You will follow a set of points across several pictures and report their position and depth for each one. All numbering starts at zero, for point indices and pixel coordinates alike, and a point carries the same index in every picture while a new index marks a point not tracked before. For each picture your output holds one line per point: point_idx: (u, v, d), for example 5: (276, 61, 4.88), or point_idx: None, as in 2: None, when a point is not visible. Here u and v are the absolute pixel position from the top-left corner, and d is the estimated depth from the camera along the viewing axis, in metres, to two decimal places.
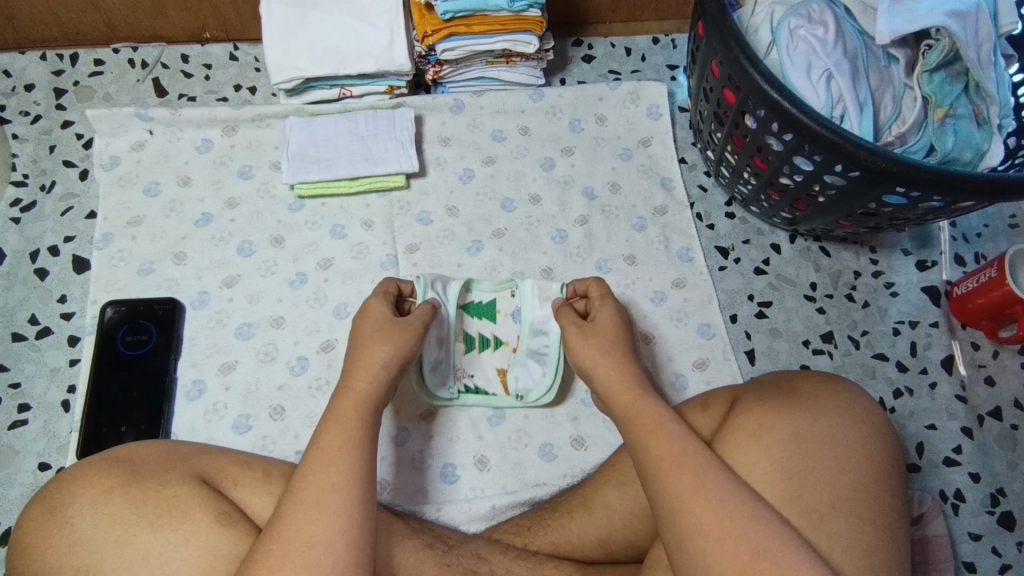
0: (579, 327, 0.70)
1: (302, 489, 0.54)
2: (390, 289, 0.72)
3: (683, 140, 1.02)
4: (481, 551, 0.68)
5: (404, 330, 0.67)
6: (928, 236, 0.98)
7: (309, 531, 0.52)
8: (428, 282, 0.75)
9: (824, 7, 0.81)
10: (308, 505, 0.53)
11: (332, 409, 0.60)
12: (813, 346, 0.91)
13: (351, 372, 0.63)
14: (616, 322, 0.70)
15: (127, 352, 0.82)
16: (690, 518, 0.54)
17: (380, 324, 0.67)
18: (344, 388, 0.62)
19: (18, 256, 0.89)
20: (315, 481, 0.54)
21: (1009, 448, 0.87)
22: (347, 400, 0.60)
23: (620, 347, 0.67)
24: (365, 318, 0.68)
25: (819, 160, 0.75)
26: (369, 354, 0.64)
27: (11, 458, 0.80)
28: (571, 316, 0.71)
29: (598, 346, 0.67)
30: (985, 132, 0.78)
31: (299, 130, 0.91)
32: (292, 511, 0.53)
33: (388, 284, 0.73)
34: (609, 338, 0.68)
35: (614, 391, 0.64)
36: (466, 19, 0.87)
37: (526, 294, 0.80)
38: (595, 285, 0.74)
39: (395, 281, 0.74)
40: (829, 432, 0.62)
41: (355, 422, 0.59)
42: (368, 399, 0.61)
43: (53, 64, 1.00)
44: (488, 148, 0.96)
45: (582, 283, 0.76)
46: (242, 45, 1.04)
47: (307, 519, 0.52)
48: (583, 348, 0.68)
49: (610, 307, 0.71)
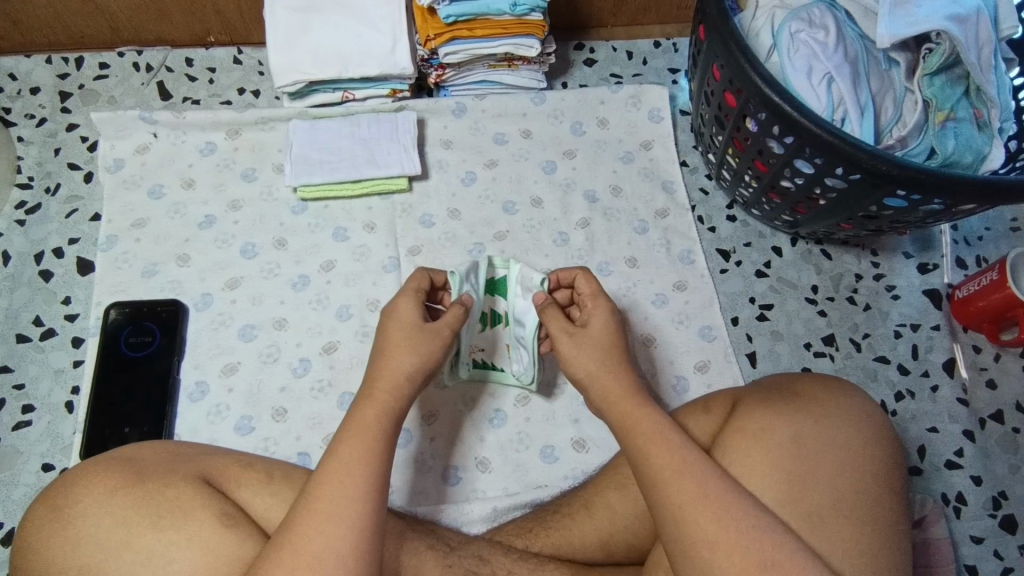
0: (569, 334, 0.68)
1: (317, 498, 0.54)
2: (422, 287, 0.69)
3: (685, 143, 1.03)
4: (483, 552, 0.68)
5: (432, 340, 0.65)
6: (929, 239, 0.98)
7: (320, 542, 0.52)
8: (462, 276, 0.71)
9: (824, 11, 0.82)
10: (321, 516, 0.53)
11: (353, 417, 0.59)
12: (814, 349, 0.91)
13: (375, 380, 0.62)
14: (610, 327, 0.68)
15: (131, 353, 0.83)
16: (692, 528, 0.55)
17: (409, 330, 0.65)
18: (367, 397, 0.61)
19: (23, 258, 0.90)
20: (330, 490, 0.54)
21: (1011, 451, 0.87)
22: (368, 408, 0.60)
23: (615, 353, 0.66)
24: (393, 321, 0.66)
25: (819, 164, 0.76)
26: (392, 363, 0.63)
27: (14, 459, 0.80)
28: (560, 322, 0.69)
29: (592, 354, 0.66)
30: (985, 135, 0.78)
31: (302, 133, 0.92)
32: (305, 521, 0.53)
33: (420, 281, 0.70)
34: (604, 344, 0.67)
35: (611, 398, 0.64)
36: (468, 23, 0.88)
37: (512, 279, 0.76)
38: (585, 283, 0.72)
39: (428, 273, 0.71)
40: (828, 434, 0.62)
41: (377, 432, 0.58)
42: (389, 405, 0.60)
43: (58, 68, 1.01)
44: (490, 152, 0.97)
45: (567, 274, 0.73)
46: (246, 49, 1.04)
47: (319, 530, 0.52)
48: (579, 357, 0.66)
49: (603, 309, 0.69)
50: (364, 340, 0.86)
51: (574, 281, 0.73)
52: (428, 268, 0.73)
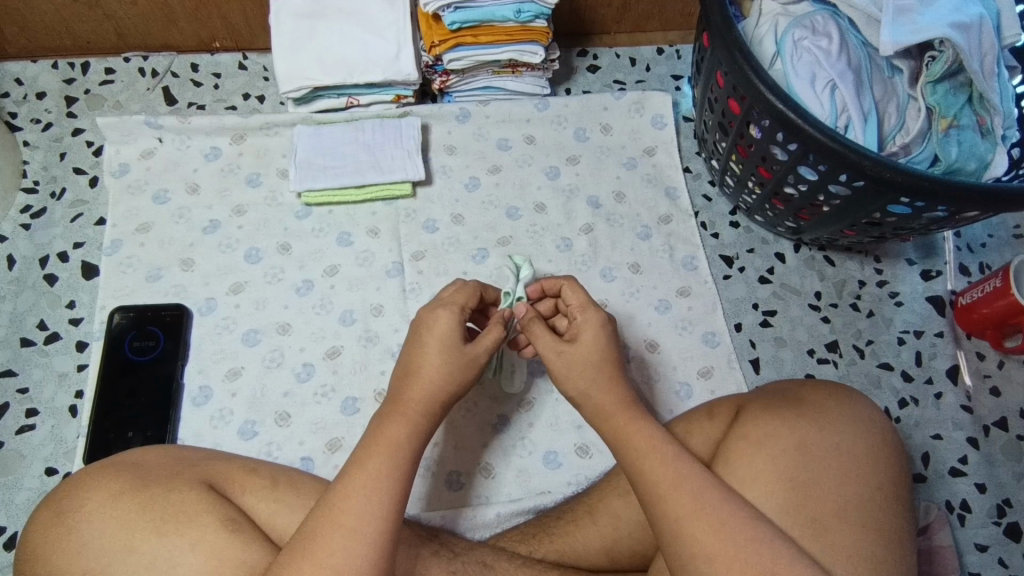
0: (557, 353, 0.65)
1: (341, 511, 0.54)
2: (469, 303, 0.68)
3: (688, 149, 1.03)
4: (486, 559, 0.67)
5: (465, 364, 0.64)
6: (933, 246, 0.98)
7: (339, 557, 0.52)
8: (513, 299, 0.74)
9: (827, 19, 0.82)
10: (341, 529, 0.53)
11: (377, 430, 0.59)
12: (818, 355, 0.91)
13: (400, 395, 0.62)
14: (601, 342, 0.65)
15: (136, 357, 0.83)
16: (693, 541, 0.54)
17: (446, 349, 0.64)
18: (392, 410, 0.61)
19: (28, 262, 0.90)
20: (353, 504, 0.54)
21: (1016, 459, 0.87)
22: (396, 423, 0.60)
23: (611, 368, 0.65)
24: (429, 333, 0.65)
25: (822, 170, 0.76)
26: (420, 385, 0.62)
27: (17, 463, 0.80)
28: (549, 340, 0.66)
29: (583, 374, 0.64)
30: (988, 142, 0.79)
31: (307, 137, 0.92)
32: (326, 533, 0.53)
33: (467, 297, 0.68)
34: (596, 359, 0.65)
35: (606, 413, 0.63)
36: (473, 30, 0.88)
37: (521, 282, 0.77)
38: (572, 294, 0.69)
39: (479, 290, 0.70)
40: (834, 440, 0.62)
41: (402, 448, 0.58)
42: (414, 420, 0.60)
43: (65, 72, 1.02)
44: (494, 157, 0.97)
45: (553, 283, 0.71)
46: (252, 55, 1.05)
47: (339, 545, 0.52)
48: (571, 376, 0.65)
49: (593, 321, 0.66)
50: (367, 345, 0.86)
51: (560, 290, 0.70)
52: (480, 282, 0.72)
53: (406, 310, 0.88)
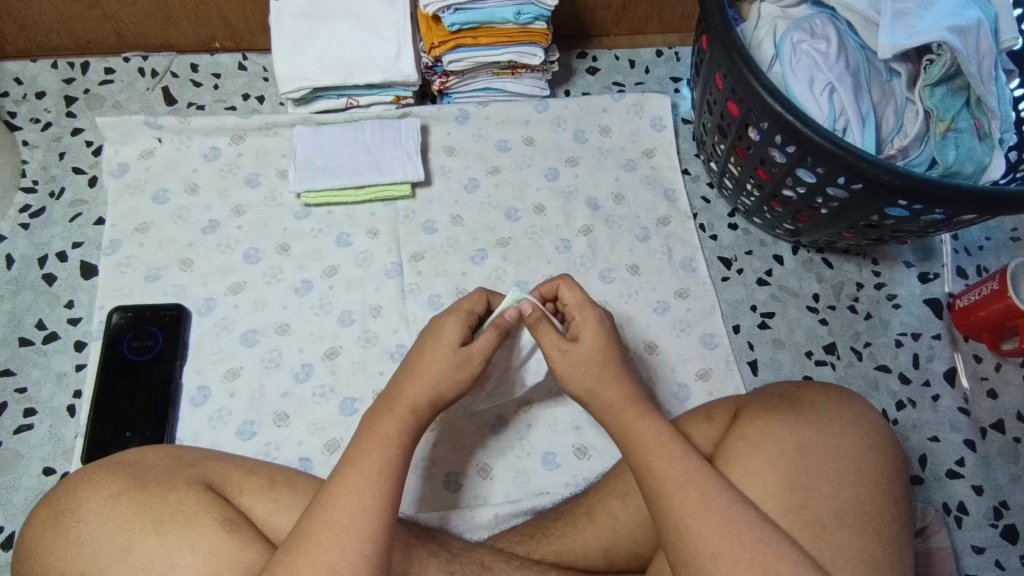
0: (562, 351, 0.65)
1: (335, 508, 0.54)
2: (475, 309, 0.68)
3: (687, 151, 1.03)
4: (484, 559, 0.67)
5: (464, 365, 0.64)
6: (930, 248, 0.98)
7: (336, 555, 0.52)
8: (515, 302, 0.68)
9: (826, 22, 0.82)
10: (337, 527, 0.53)
11: (372, 429, 0.59)
12: (816, 357, 0.91)
13: (397, 393, 0.62)
14: (601, 340, 0.65)
15: (134, 357, 0.83)
16: (696, 539, 0.55)
17: (445, 353, 0.64)
18: (388, 411, 0.61)
19: (27, 262, 0.90)
20: (351, 502, 0.54)
21: (1012, 461, 0.87)
22: (391, 421, 0.60)
23: (612, 365, 0.64)
24: (432, 340, 0.65)
25: (822, 173, 0.76)
26: (421, 382, 0.62)
27: (15, 463, 0.80)
28: (553, 338, 0.66)
29: (587, 371, 0.64)
30: (986, 145, 0.79)
31: (306, 138, 0.92)
32: (322, 530, 0.53)
33: (474, 303, 0.68)
34: (598, 358, 0.64)
35: (612, 410, 0.63)
36: (473, 32, 0.88)
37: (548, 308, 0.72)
38: (569, 293, 0.67)
39: (486, 295, 0.69)
40: (832, 442, 0.62)
41: (397, 448, 0.58)
42: (412, 420, 0.61)
43: (64, 72, 1.02)
44: (493, 158, 0.97)
45: (547, 288, 0.69)
46: (252, 55, 1.05)
47: (334, 543, 0.52)
48: (576, 375, 0.64)
49: (592, 319, 0.66)
50: (366, 345, 0.86)
51: (556, 292, 0.68)
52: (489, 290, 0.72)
53: (405, 311, 0.88)
